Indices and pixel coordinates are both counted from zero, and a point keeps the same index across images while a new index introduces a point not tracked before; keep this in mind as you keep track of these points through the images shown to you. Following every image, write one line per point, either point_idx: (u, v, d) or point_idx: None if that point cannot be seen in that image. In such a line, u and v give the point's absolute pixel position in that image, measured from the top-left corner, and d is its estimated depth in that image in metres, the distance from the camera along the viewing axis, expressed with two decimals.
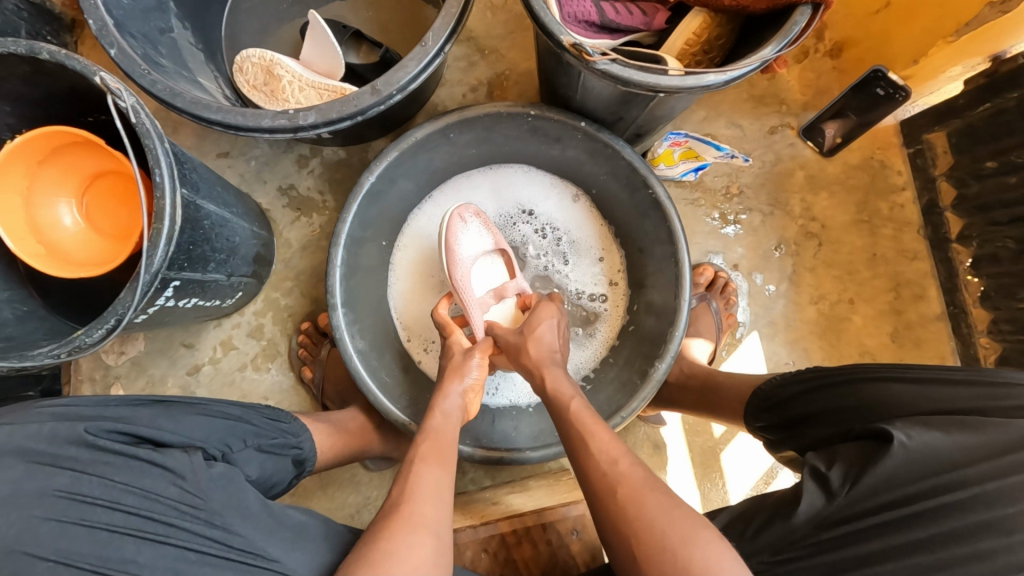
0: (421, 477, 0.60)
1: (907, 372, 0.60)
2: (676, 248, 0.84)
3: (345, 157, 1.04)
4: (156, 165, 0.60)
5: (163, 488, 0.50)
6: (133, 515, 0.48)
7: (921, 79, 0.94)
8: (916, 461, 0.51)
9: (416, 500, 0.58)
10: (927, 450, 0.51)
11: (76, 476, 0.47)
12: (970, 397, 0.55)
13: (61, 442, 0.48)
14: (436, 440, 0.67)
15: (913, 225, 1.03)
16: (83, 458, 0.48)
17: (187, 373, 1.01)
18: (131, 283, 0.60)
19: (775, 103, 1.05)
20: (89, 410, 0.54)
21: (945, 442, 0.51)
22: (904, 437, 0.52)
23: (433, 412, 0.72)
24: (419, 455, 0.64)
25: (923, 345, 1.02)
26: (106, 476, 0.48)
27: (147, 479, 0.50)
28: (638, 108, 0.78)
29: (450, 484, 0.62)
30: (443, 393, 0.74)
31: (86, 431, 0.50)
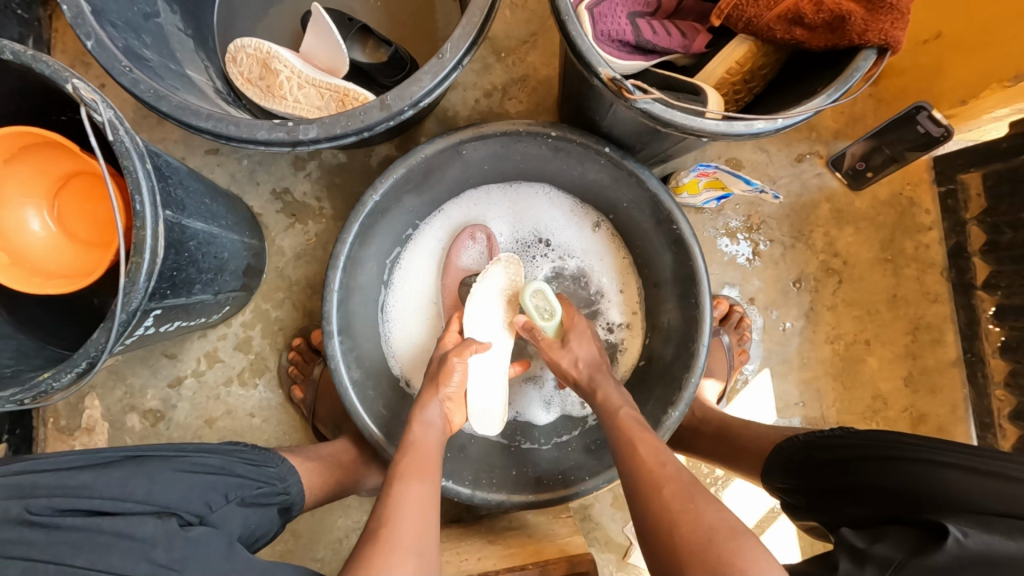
0: (404, 494, 0.58)
1: (960, 458, 0.58)
2: (699, 290, 0.79)
3: (346, 161, 0.96)
4: (136, 190, 0.53)
5: (132, 564, 0.45)
6: None
7: (964, 119, 0.86)
8: (971, 560, 0.48)
9: (394, 522, 0.55)
10: (984, 551, 0.48)
11: (31, 564, 0.43)
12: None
13: (11, 524, 0.45)
14: (415, 455, 0.64)
15: (937, 267, 1.00)
16: (39, 543, 0.44)
17: (168, 386, 0.95)
18: (106, 322, 0.53)
19: (806, 129, 0.99)
20: (48, 475, 0.49)
21: (1004, 546, 0.49)
22: (960, 535, 0.49)
23: (412, 424, 0.69)
24: (399, 471, 0.62)
25: (937, 392, 0.99)
26: (65, 560, 0.44)
27: (112, 557, 0.45)
28: (670, 139, 0.72)
29: (434, 500, 0.60)
30: (423, 405, 0.71)
31: (31, 509, 0.45)
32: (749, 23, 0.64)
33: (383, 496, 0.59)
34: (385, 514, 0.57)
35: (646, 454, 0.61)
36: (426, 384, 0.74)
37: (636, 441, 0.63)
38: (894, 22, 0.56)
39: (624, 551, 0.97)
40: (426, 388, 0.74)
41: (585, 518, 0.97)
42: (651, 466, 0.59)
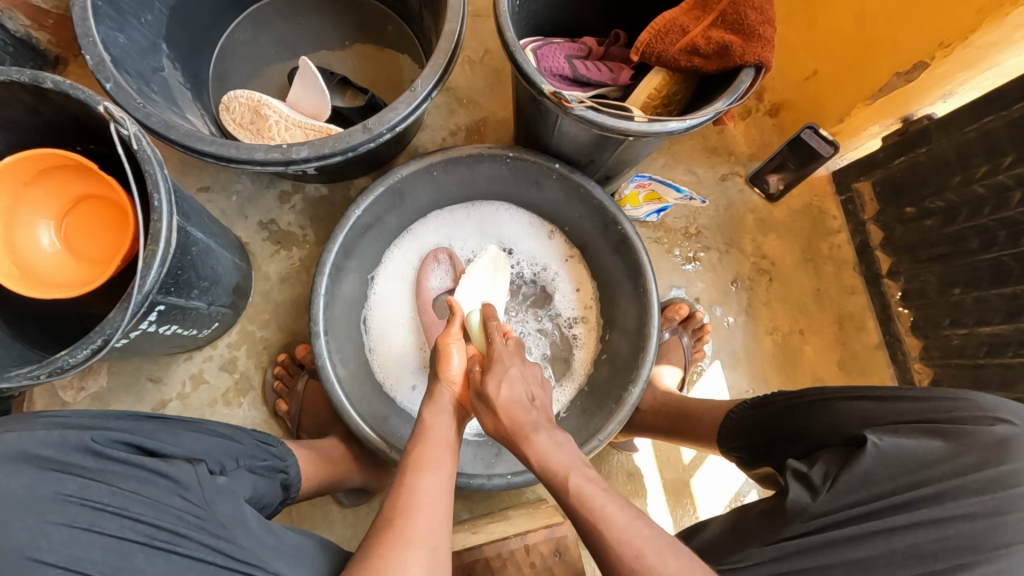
0: (417, 486, 0.60)
1: (872, 391, 0.65)
2: (645, 280, 0.90)
3: (328, 193, 1.07)
4: (155, 190, 0.62)
5: (170, 498, 0.50)
6: (142, 523, 0.48)
7: (847, 135, 1.07)
8: (888, 459, 0.57)
9: (407, 517, 0.57)
10: (896, 450, 0.57)
11: (85, 483, 0.48)
12: (925, 410, 0.61)
13: (70, 449, 0.48)
14: (428, 444, 0.66)
15: (850, 264, 1.15)
16: (94, 467, 0.49)
17: (152, 410, 0.97)
18: (123, 303, 0.60)
19: (726, 154, 1.17)
20: (94, 420, 0.53)
21: (912, 444, 0.58)
22: (876, 439, 0.58)
23: (425, 411, 0.71)
24: (410, 462, 0.64)
25: (867, 372, 1.11)
26: (116, 485, 0.49)
27: (154, 489, 0.50)
28: (609, 151, 0.86)
29: (445, 487, 0.62)
30: (428, 405, 0.71)
31: (93, 440, 0.50)
32: (660, 55, 0.81)
33: (397, 487, 0.61)
34: (399, 505, 0.59)
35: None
36: (431, 377, 0.75)
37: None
38: (764, 48, 0.73)
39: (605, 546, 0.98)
40: (433, 378, 0.75)
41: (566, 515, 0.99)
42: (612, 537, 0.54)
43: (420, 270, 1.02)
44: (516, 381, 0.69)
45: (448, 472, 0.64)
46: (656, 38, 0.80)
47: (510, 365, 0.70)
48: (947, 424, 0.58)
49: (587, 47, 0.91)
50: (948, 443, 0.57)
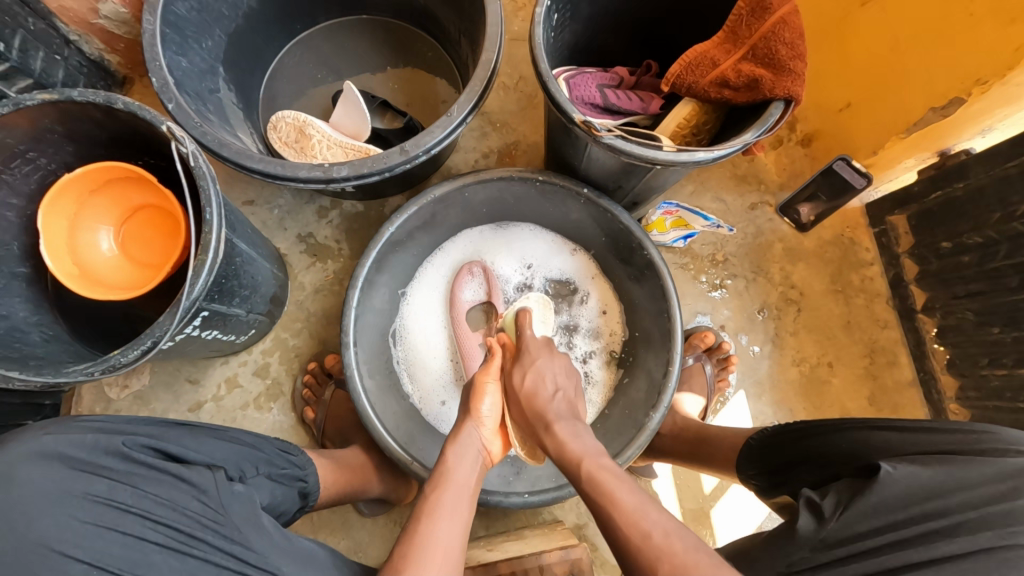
0: (432, 529, 0.60)
1: (888, 423, 0.65)
2: (669, 305, 0.90)
3: (364, 210, 1.12)
4: (208, 204, 0.67)
5: (189, 501, 0.53)
6: (161, 526, 0.51)
7: (881, 167, 1.06)
8: (899, 490, 0.56)
9: (417, 562, 0.56)
10: (909, 481, 0.56)
11: (112, 485, 0.50)
12: (946, 442, 0.59)
13: (100, 452, 0.51)
14: (446, 488, 0.65)
15: (883, 297, 1.13)
16: (120, 469, 0.51)
17: (188, 410, 1.02)
18: (172, 307, 0.64)
19: (755, 182, 1.18)
20: (124, 424, 0.56)
21: (926, 474, 0.56)
22: (888, 468, 0.57)
23: (447, 452, 0.70)
24: (427, 504, 0.63)
25: (898, 409, 1.08)
26: (140, 488, 0.51)
27: (175, 493, 0.53)
28: (637, 178, 0.88)
29: (459, 532, 0.61)
30: (453, 440, 0.72)
31: (123, 443, 0.53)
32: (690, 87, 0.83)
33: (411, 528, 0.61)
34: (412, 547, 0.58)
35: (627, 508, 0.58)
36: (460, 412, 0.77)
37: (613, 492, 0.60)
38: (794, 81, 0.74)
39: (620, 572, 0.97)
40: (462, 415, 0.76)
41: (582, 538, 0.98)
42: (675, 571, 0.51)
43: (454, 282, 1.05)
44: (583, 437, 0.68)
45: (463, 515, 0.64)
46: (686, 70, 0.82)
47: (562, 421, 0.69)
48: (968, 456, 0.56)
49: (618, 76, 0.94)
50: (963, 473, 0.55)
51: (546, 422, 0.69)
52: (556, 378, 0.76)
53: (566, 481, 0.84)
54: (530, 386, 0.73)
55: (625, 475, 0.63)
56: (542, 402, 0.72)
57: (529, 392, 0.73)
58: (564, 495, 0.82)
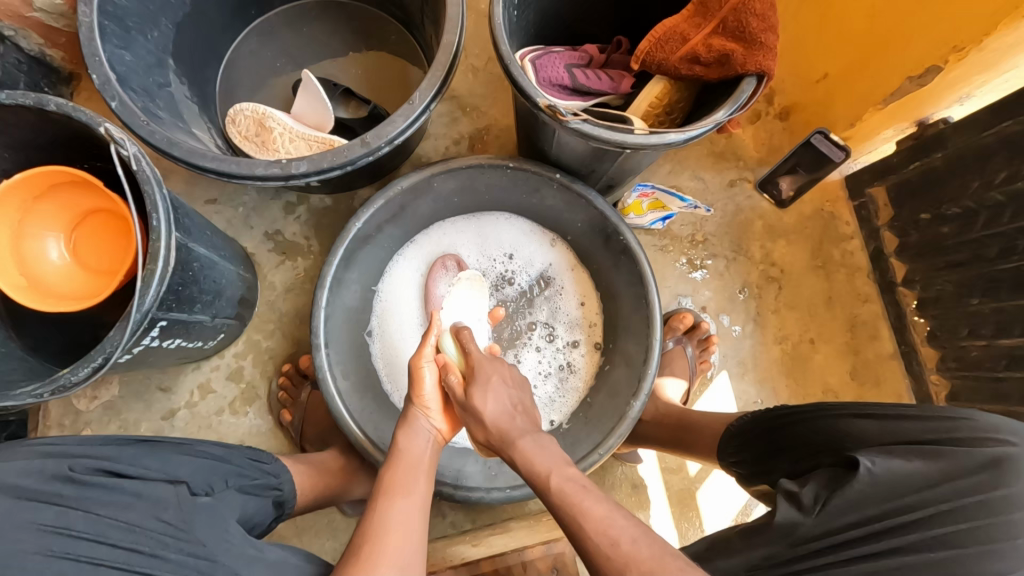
0: (387, 516, 0.60)
1: (865, 407, 0.63)
2: (647, 291, 0.88)
3: (332, 204, 1.08)
4: (154, 210, 0.64)
5: (147, 520, 0.52)
6: (119, 548, 0.50)
7: (860, 139, 1.03)
8: (881, 485, 0.55)
9: (373, 556, 0.56)
10: (891, 475, 0.55)
11: (63, 510, 0.49)
12: (923, 430, 0.58)
13: (48, 478, 0.51)
14: (402, 468, 0.66)
15: (864, 271, 1.12)
16: (69, 493, 0.51)
17: (161, 418, 0.99)
18: (123, 321, 0.62)
19: (734, 159, 1.15)
20: (79, 447, 0.56)
21: (906, 467, 0.55)
22: (869, 463, 0.56)
23: (403, 436, 0.71)
24: (385, 488, 0.63)
25: (880, 382, 1.08)
26: (93, 510, 0.50)
27: (130, 513, 0.52)
28: (609, 162, 0.85)
29: (417, 512, 0.62)
30: (410, 423, 0.72)
31: (70, 468, 0.52)
32: (660, 64, 0.79)
33: (367, 515, 0.61)
34: (369, 536, 0.58)
35: (586, 511, 0.57)
36: (407, 400, 0.75)
37: (579, 501, 0.59)
38: (766, 56, 0.71)
39: None
40: (410, 403, 0.74)
41: None
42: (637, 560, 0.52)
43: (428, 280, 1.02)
44: (549, 448, 0.66)
45: (421, 495, 0.64)
46: (656, 46, 0.79)
47: (525, 437, 0.66)
48: (946, 447, 0.56)
49: (587, 55, 0.90)
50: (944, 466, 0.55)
51: (509, 440, 0.66)
52: (511, 394, 0.72)
53: None
54: (491, 410, 0.69)
55: (590, 483, 0.62)
56: (507, 425, 0.68)
57: (492, 419, 0.68)
58: None
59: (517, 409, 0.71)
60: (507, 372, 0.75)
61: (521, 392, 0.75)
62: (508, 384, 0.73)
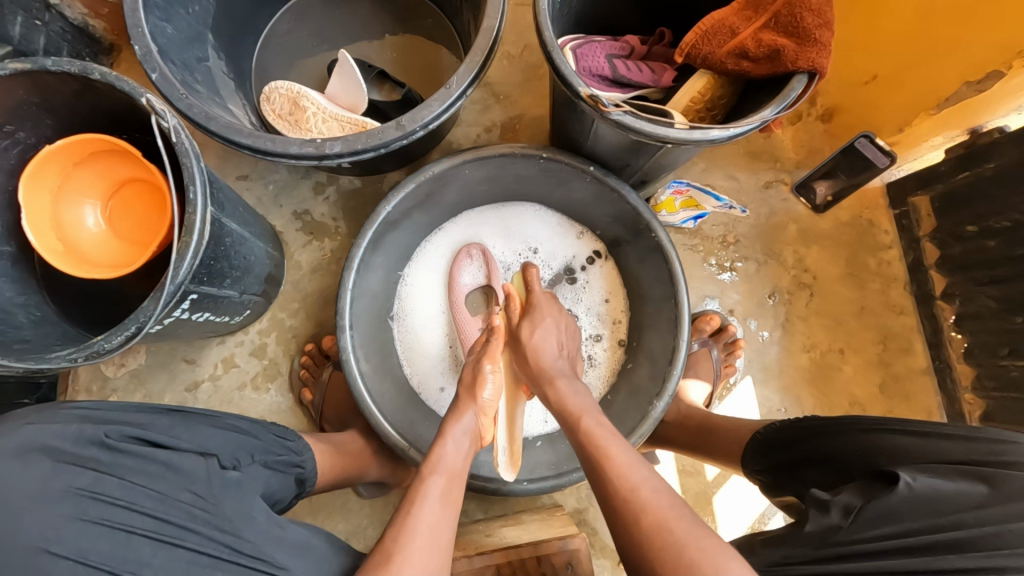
0: (420, 513, 0.57)
1: (910, 424, 0.61)
2: (677, 291, 0.87)
3: (361, 187, 1.08)
4: (191, 183, 0.64)
5: (177, 492, 0.53)
6: (150, 517, 0.50)
7: (906, 146, 1.00)
8: (919, 501, 0.53)
9: (405, 553, 0.53)
10: (931, 492, 0.53)
11: (98, 476, 0.50)
12: (969, 452, 0.56)
13: (84, 442, 0.51)
14: (441, 475, 0.63)
15: (900, 282, 1.08)
16: (106, 460, 0.51)
17: (185, 389, 1.01)
18: (156, 292, 0.62)
19: (771, 160, 1.12)
20: (115, 413, 0.56)
21: (949, 487, 0.53)
22: (910, 479, 0.54)
23: (443, 435, 0.68)
24: (417, 491, 0.61)
25: (910, 397, 1.05)
26: (126, 479, 0.51)
27: (162, 483, 0.52)
28: (646, 156, 0.83)
29: (453, 524, 0.59)
30: (454, 418, 0.71)
31: (106, 434, 0.53)
32: (706, 57, 0.77)
33: (400, 518, 0.58)
34: (402, 539, 0.55)
35: (621, 464, 0.60)
36: (462, 395, 0.76)
37: (607, 447, 0.62)
38: (819, 53, 0.69)
39: (619, 557, 0.96)
40: (463, 398, 0.75)
41: (581, 523, 0.97)
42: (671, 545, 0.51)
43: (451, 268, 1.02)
44: (582, 394, 0.73)
45: (451, 493, 0.62)
46: (702, 39, 0.76)
47: (563, 378, 0.75)
48: (991, 469, 0.53)
49: (629, 46, 0.88)
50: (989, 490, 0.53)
51: (548, 377, 0.75)
52: (561, 337, 0.83)
53: (566, 469, 0.82)
54: (539, 343, 0.79)
55: (618, 433, 0.66)
56: (548, 362, 0.77)
57: (536, 346, 0.79)
58: (563, 484, 0.80)
59: (563, 356, 0.80)
60: (562, 317, 0.86)
61: (571, 340, 0.85)
62: (560, 329, 0.83)
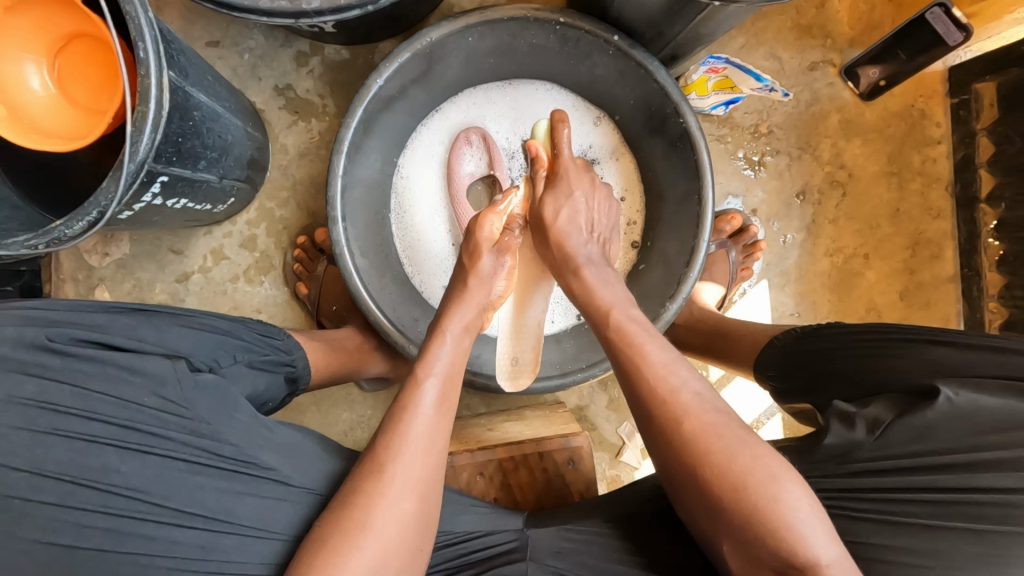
0: (414, 424, 0.54)
1: (951, 337, 0.58)
2: (702, 185, 0.78)
3: (350, 58, 0.94)
4: (139, 37, 0.54)
5: (144, 397, 0.51)
6: (113, 425, 0.49)
7: (985, 18, 0.86)
8: (957, 416, 0.52)
9: (397, 461, 0.52)
10: (971, 408, 0.52)
11: (49, 384, 0.49)
12: (1016, 365, 0.54)
13: (25, 347, 0.49)
14: (440, 379, 0.59)
15: (943, 182, 0.99)
16: (57, 367, 0.49)
17: (175, 281, 0.96)
18: (116, 172, 0.55)
19: (821, 36, 0.97)
20: (64, 315, 0.53)
21: (993, 403, 0.52)
22: (951, 394, 0.52)
23: (439, 332, 0.63)
24: (408, 400, 0.56)
25: (930, 305, 1.00)
26: (80, 385, 0.49)
27: (125, 389, 0.51)
28: (683, 22, 0.71)
29: (448, 432, 0.56)
30: (452, 310, 0.65)
31: (50, 338, 0.50)
32: None
33: (391, 423, 0.55)
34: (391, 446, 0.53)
35: (655, 364, 0.57)
36: (460, 275, 0.70)
37: (643, 344, 0.59)
38: None
39: (617, 451, 0.98)
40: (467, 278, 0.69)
41: (582, 419, 0.99)
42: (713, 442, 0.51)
43: (451, 154, 0.92)
44: (613, 286, 0.67)
45: (448, 400, 0.58)
46: None
47: (591, 266, 0.68)
48: None
49: None
50: None
51: (574, 266, 0.68)
52: (593, 213, 0.74)
53: (571, 369, 0.79)
54: (564, 226, 0.71)
55: (649, 326, 0.63)
56: (572, 247, 0.70)
57: (561, 231, 0.70)
58: (567, 383, 0.78)
59: (593, 236, 0.73)
60: (602, 188, 0.76)
61: (608, 216, 0.76)
62: (591, 203, 0.74)
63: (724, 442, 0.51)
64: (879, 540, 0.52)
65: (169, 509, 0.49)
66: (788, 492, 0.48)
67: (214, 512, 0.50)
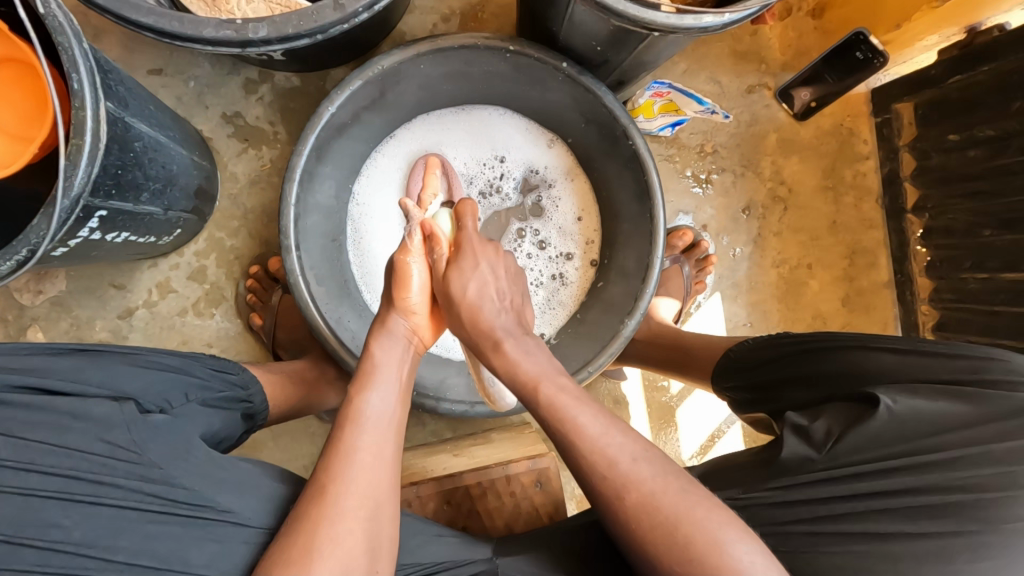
0: (356, 440, 0.54)
1: (887, 343, 0.62)
2: (653, 204, 0.81)
3: (301, 85, 0.94)
4: (73, 68, 0.52)
5: (90, 444, 0.48)
6: (54, 476, 0.47)
7: (898, 46, 0.94)
8: (897, 420, 0.55)
9: (342, 483, 0.51)
10: (910, 412, 0.55)
11: None
12: (949, 371, 0.58)
13: None
14: (381, 398, 0.59)
15: (873, 195, 1.06)
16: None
17: (118, 317, 0.92)
18: (47, 208, 0.52)
19: (756, 61, 1.03)
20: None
21: (927, 405, 0.55)
22: (890, 401, 0.55)
23: (373, 346, 0.63)
24: (349, 415, 0.56)
25: (869, 310, 1.06)
26: (19, 436, 0.48)
27: (68, 436, 0.48)
28: (626, 51, 0.74)
29: (395, 456, 0.56)
30: (380, 334, 0.64)
31: None
32: None
33: (331, 448, 0.54)
34: (333, 469, 0.52)
35: (585, 427, 0.56)
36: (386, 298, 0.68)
37: (574, 415, 0.57)
38: None
39: None
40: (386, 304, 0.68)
41: (548, 438, 0.99)
42: (652, 508, 0.52)
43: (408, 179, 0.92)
44: (534, 355, 0.63)
45: (394, 415, 0.58)
46: None
47: (510, 339, 0.63)
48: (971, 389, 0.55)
49: None
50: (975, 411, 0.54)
51: (493, 341, 0.63)
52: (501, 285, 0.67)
53: None
54: (476, 297, 0.64)
55: (580, 393, 0.60)
56: (487, 320, 0.64)
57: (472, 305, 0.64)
58: None
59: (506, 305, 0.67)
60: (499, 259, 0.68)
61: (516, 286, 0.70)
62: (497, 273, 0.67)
63: (665, 505, 0.52)
64: (839, 546, 0.54)
65: (115, 562, 0.46)
66: (705, 512, 0.52)
67: (169, 561, 0.47)
